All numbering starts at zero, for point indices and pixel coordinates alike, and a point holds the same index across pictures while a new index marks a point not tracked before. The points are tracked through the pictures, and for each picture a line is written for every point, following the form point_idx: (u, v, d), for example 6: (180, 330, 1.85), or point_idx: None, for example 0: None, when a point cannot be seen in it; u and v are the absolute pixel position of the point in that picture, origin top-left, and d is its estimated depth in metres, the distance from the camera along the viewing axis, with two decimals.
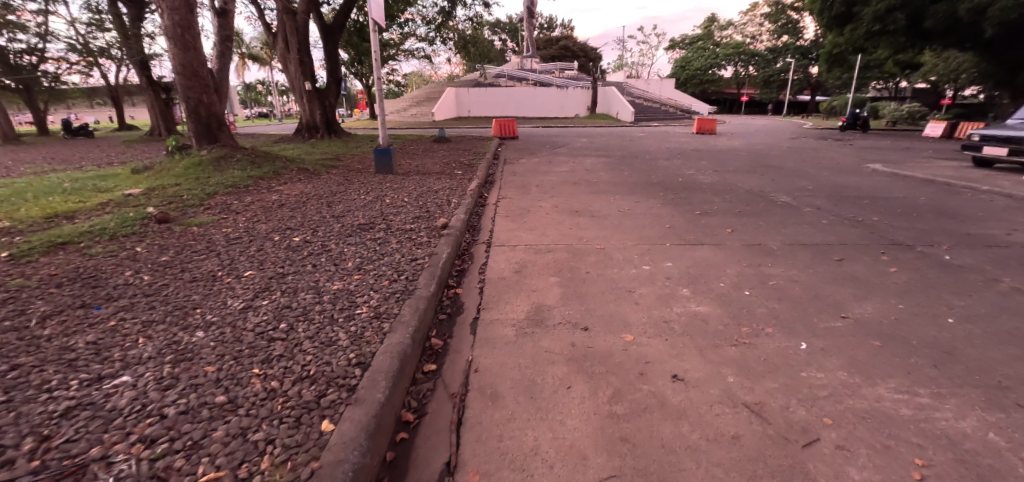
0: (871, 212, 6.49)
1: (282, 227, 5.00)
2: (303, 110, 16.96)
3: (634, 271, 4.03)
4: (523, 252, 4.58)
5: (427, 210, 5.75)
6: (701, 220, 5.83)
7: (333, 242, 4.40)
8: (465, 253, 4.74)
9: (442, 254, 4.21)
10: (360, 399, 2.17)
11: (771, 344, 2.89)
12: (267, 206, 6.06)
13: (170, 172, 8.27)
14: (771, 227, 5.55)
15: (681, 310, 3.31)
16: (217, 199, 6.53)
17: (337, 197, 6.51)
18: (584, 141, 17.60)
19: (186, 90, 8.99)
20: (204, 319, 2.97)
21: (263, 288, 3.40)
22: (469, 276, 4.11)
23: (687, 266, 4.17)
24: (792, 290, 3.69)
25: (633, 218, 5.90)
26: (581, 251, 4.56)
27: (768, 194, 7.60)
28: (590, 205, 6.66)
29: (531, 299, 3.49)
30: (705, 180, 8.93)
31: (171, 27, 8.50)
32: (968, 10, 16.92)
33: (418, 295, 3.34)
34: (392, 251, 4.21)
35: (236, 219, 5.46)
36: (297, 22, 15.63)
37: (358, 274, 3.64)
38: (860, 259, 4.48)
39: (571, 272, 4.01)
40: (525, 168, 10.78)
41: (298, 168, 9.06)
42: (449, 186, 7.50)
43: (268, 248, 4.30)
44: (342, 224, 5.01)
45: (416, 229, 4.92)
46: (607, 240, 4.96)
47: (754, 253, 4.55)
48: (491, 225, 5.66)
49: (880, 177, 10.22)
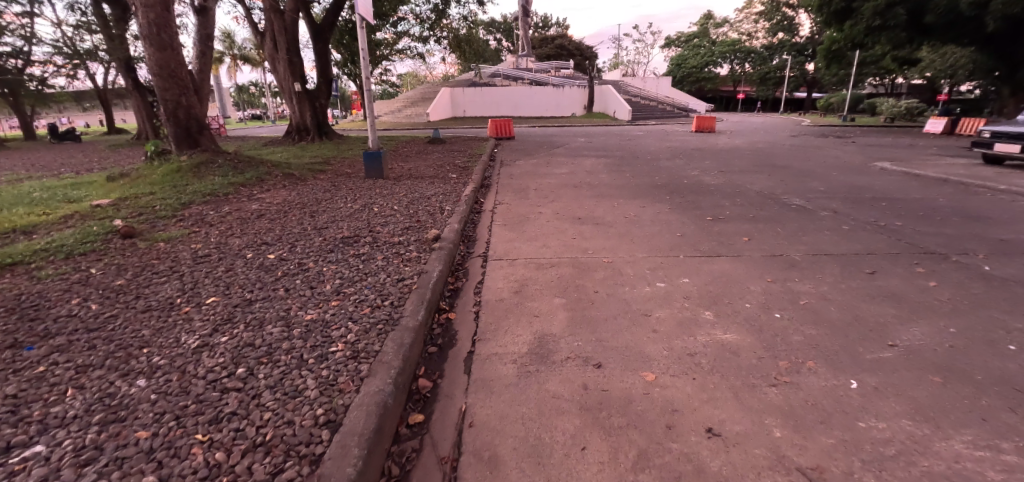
0: (891, 215, 6.09)
1: (256, 241, 4.54)
2: (292, 111, 16.47)
3: (648, 289, 3.61)
4: (523, 268, 4.13)
5: (418, 220, 5.30)
6: (713, 227, 5.40)
7: (312, 260, 3.94)
8: (459, 269, 4.29)
9: (432, 272, 3.76)
10: (325, 475, 1.73)
11: (815, 383, 2.46)
12: (244, 217, 5.59)
13: (146, 179, 7.81)
14: (791, 234, 5.14)
15: (705, 339, 2.87)
16: (192, 209, 6.08)
17: (322, 206, 6.07)
18: (583, 140, 17.26)
19: (163, 92, 8.52)
20: (150, 363, 2.54)
21: (225, 319, 2.96)
22: (464, 297, 3.67)
23: (705, 283, 3.75)
24: (829, 312, 3.26)
25: (639, 226, 5.47)
26: (587, 266, 4.12)
27: (780, 197, 7.18)
28: (594, 211, 6.25)
29: (533, 326, 3.07)
30: (712, 181, 8.51)
31: (146, 25, 8.04)
32: (970, 4, 16.64)
33: (404, 325, 2.90)
34: (377, 270, 3.76)
35: (209, 232, 5.00)
36: (285, 21, 15.12)
37: (337, 300, 3.20)
38: (894, 272, 4.06)
39: (578, 291, 3.60)
40: (522, 170, 10.38)
41: (283, 173, 8.59)
42: (442, 191, 7.07)
43: (239, 267, 3.86)
44: (323, 238, 4.56)
45: (406, 243, 4.46)
46: (614, 251, 4.53)
47: (777, 266, 4.12)
48: (487, 235, 5.22)
49: (891, 176, 9.84)
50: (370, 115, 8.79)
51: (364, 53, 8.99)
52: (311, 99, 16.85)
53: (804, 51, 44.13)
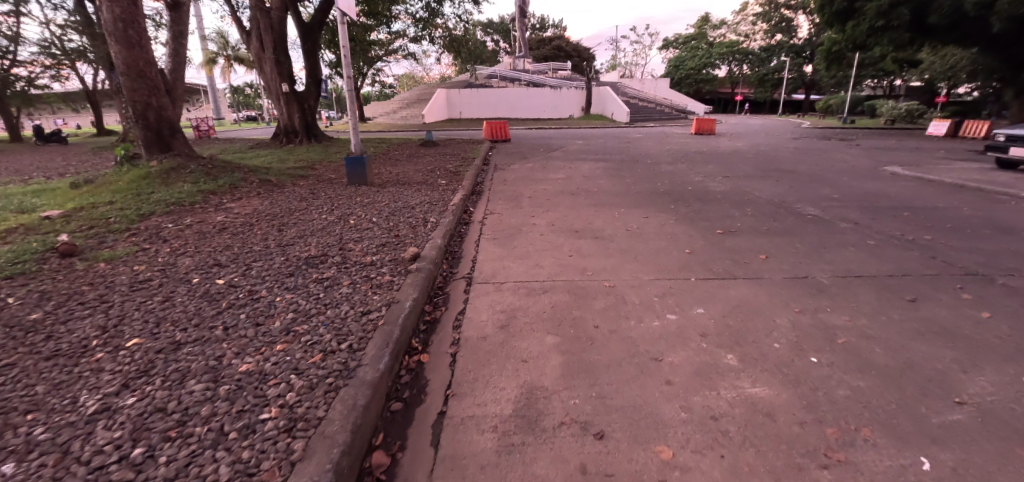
0: (916, 227, 5.59)
1: (208, 261, 3.96)
2: (280, 113, 15.88)
3: (657, 324, 3.08)
4: (511, 293, 3.58)
5: (396, 235, 4.75)
6: (725, 242, 4.88)
7: (266, 287, 3.39)
8: (438, 294, 3.74)
9: (404, 302, 3.20)
10: None
11: (876, 464, 1.93)
12: (205, 231, 5.02)
13: (109, 186, 7.22)
14: (812, 250, 4.62)
15: (732, 395, 2.35)
16: (150, 221, 5.50)
17: (293, 217, 5.51)
18: (580, 143, 16.77)
19: (131, 93, 7.94)
20: (28, 438, 1.97)
21: (140, 372, 2.40)
22: (442, 331, 3.12)
23: (724, 314, 3.22)
24: (874, 357, 2.74)
25: (643, 240, 4.94)
26: (586, 291, 3.59)
27: (793, 205, 6.66)
28: (592, 222, 5.70)
29: (521, 377, 2.52)
30: (718, 188, 7.98)
31: (111, 20, 7.48)
32: (974, 5, 16.26)
33: (359, 379, 2.33)
34: (339, 300, 3.19)
35: (160, 249, 4.42)
36: (272, 20, 14.57)
37: (283, 342, 2.64)
38: (938, 299, 3.53)
39: (575, 325, 3.06)
40: (517, 175, 9.86)
41: (260, 179, 8.02)
42: (428, 200, 6.53)
43: (180, 296, 3.31)
44: (285, 258, 4.00)
45: (378, 263, 3.91)
46: (615, 272, 3.99)
47: (803, 292, 3.60)
48: (473, 251, 4.68)
49: (904, 182, 9.34)
50: (352, 115, 8.21)
51: (345, 50, 8.42)
52: (300, 101, 16.25)
53: (803, 52, 43.79)
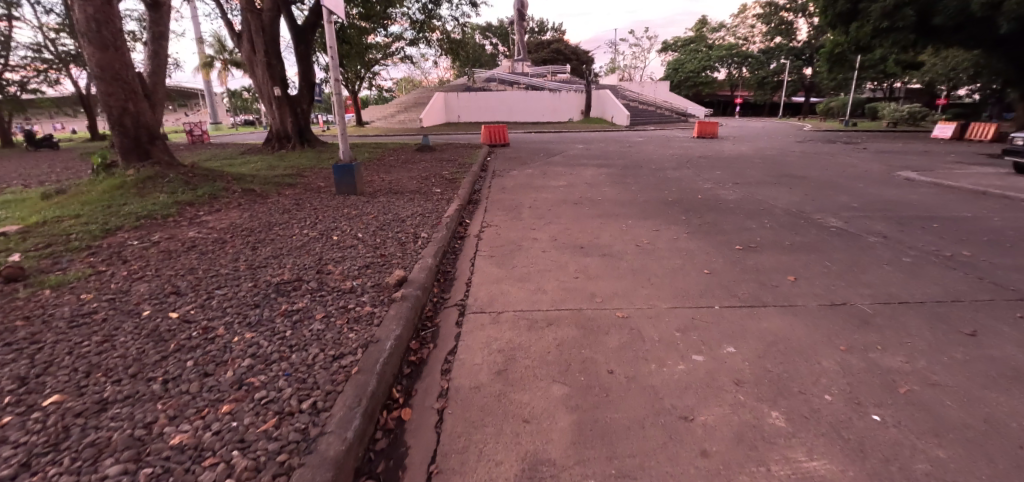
0: (951, 241, 5.12)
1: (166, 288, 3.48)
2: (271, 117, 15.42)
3: (682, 367, 2.61)
4: (511, 326, 3.12)
5: (382, 254, 4.27)
6: (746, 260, 4.41)
7: (226, 323, 2.92)
8: (426, 327, 3.26)
9: (386, 342, 2.72)
10: None
11: None
12: (171, 249, 4.53)
13: (82, 196, 6.75)
14: (844, 271, 4.15)
15: (786, 474, 1.87)
16: (116, 237, 5.03)
17: (270, 232, 5.04)
18: (581, 147, 16.40)
19: (106, 97, 7.44)
20: None
21: (47, 446, 1.92)
22: (428, 378, 2.64)
23: (759, 356, 2.75)
24: (947, 413, 2.27)
25: (656, 259, 4.47)
26: (597, 323, 3.13)
27: (812, 216, 6.22)
28: (598, 236, 5.24)
29: (520, 445, 2.05)
30: (730, 197, 7.52)
31: (84, 21, 7.00)
32: (982, 5, 15.83)
33: (319, 456, 1.85)
34: (307, 341, 2.71)
35: (116, 272, 3.93)
36: (263, 21, 14.09)
37: (231, 402, 2.17)
38: (1000, 331, 3.06)
39: (585, 370, 2.59)
40: (517, 182, 9.43)
41: (243, 188, 7.56)
42: (421, 211, 6.09)
43: (122, 335, 2.83)
44: (253, 284, 3.51)
45: (358, 290, 3.43)
46: (627, 299, 3.53)
47: (845, 325, 3.14)
48: (468, 272, 4.20)
49: (922, 189, 8.89)
50: (340, 119, 7.73)
51: (333, 51, 7.95)
52: (293, 105, 15.79)
53: (802, 55, 42.97)
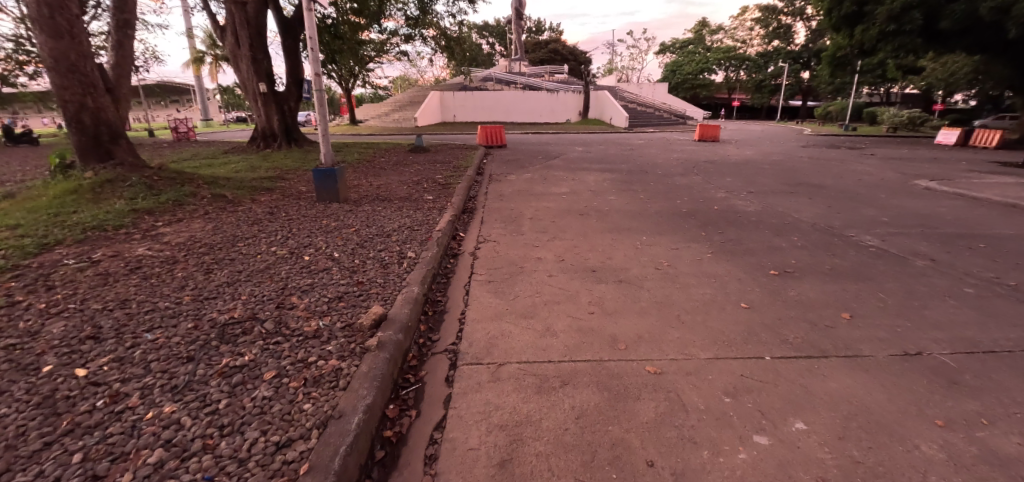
0: (1008, 266, 4.53)
1: (82, 332, 2.76)
2: (256, 114, 14.65)
3: (744, 458, 1.97)
4: (518, 387, 2.46)
5: (359, 281, 3.60)
6: (787, 290, 3.79)
7: (145, 389, 2.22)
8: (407, 384, 2.58)
9: (352, 418, 2.04)
10: None
11: None
12: (110, 272, 3.80)
13: (28, 202, 6.02)
14: (906, 308, 3.54)
15: None
16: (52, 253, 4.31)
17: (232, 250, 4.34)
18: (581, 150, 15.77)
19: (61, 91, 6.69)
20: None
21: None
22: (407, 470, 1.97)
23: (839, 438, 2.12)
24: None
25: (682, 287, 3.83)
26: (625, 384, 2.47)
27: (844, 232, 5.63)
28: (611, 256, 4.60)
29: None
30: (748, 208, 6.91)
31: (34, 6, 6.27)
32: (990, 9, 15.25)
33: None
34: (247, 418, 2.03)
35: (32, 304, 3.19)
36: (248, 14, 13.32)
37: None
38: None
39: (615, 461, 1.95)
40: (516, 187, 8.79)
41: (213, 193, 6.85)
42: (410, 223, 5.42)
43: (3, 406, 2.12)
44: (193, 325, 2.82)
45: (325, 335, 2.75)
46: (656, 344, 2.90)
47: (932, 388, 2.53)
48: (461, 305, 3.53)
49: (946, 200, 8.32)
50: (323, 118, 7.01)
51: (314, 45, 7.22)
52: (280, 102, 15.03)
53: (800, 58, 42.38)
